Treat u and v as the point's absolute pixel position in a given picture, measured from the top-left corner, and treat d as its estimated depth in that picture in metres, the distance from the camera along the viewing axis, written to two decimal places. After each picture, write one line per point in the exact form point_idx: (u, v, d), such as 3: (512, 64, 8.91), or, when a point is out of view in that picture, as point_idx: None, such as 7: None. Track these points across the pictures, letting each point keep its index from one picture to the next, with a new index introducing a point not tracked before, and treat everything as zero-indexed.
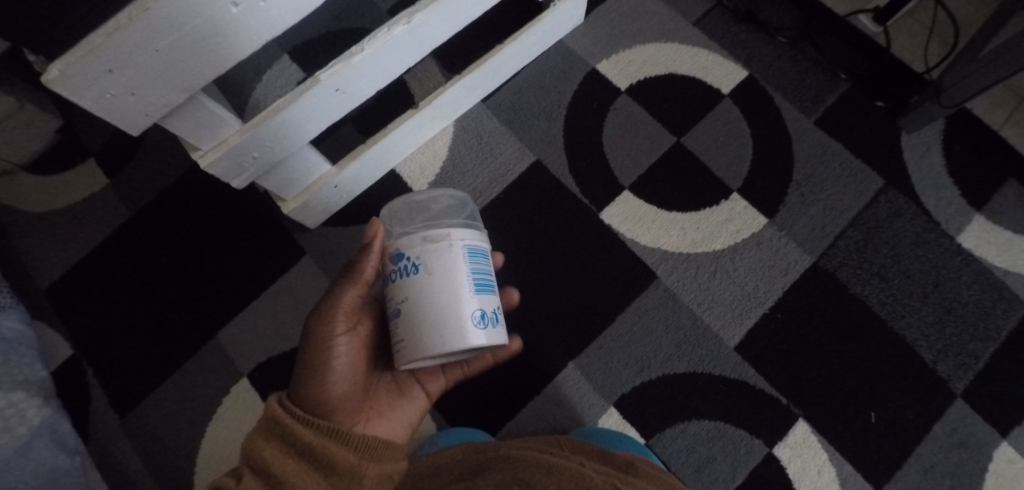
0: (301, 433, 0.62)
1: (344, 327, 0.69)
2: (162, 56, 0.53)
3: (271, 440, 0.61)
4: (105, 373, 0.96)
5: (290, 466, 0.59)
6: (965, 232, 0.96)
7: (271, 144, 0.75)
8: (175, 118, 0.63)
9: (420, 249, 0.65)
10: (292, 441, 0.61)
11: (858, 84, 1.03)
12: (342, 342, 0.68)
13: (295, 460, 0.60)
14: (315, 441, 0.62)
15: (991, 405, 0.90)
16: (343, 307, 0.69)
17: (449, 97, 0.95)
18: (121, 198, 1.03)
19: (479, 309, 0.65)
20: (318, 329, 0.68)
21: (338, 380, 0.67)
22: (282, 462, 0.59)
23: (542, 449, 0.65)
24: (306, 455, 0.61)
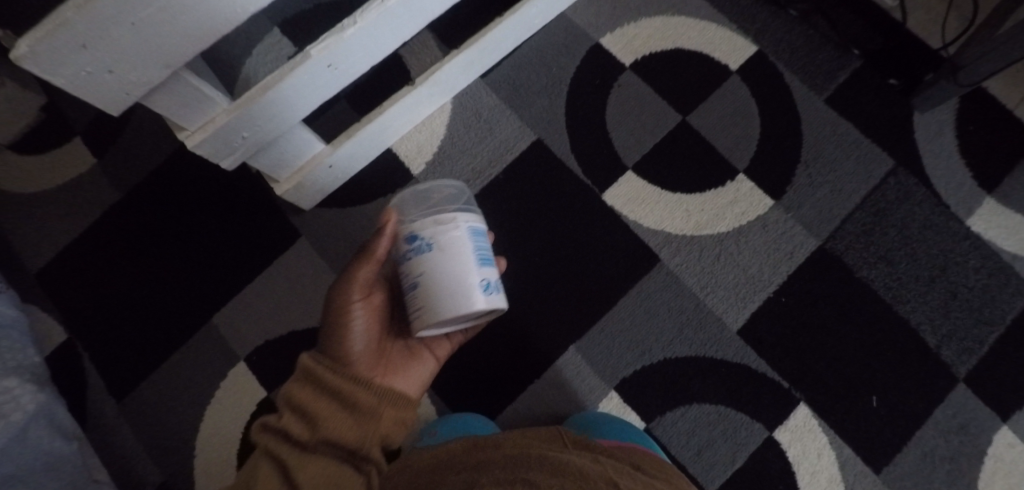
0: (329, 379, 0.63)
1: (362, 293, 0.69)
2: (140, 30, 0.50)
3: (303, 385, 0.63)
4: (101, 357, 0.95)
5: (319, 409, 0.61)
6: (975, 215, 0.94)
7: (261, 123, 0.72)
8: (159, 97, 0.60)
9: (433, 229, 0.64)
10: (322, 386, 0.63)
11: (870, 60, 1.00)
12: (360, 306, 0.69)
13: (324, 403, 0.62)
14: (341, 387, 0.63)
15: (993, 390, 0.90)
16: (360, 275, 0.68)
17: (447, 72, 0.92)
18: (111, 178, 1.00)
19: (490, 280, 0.66)
20: (339, 294, 0.68)
21: (360, 340, 0.68)
22: (312, 404, 0.62)
23: (542, 439, 0.65)
24: (335, 398, 0.63)
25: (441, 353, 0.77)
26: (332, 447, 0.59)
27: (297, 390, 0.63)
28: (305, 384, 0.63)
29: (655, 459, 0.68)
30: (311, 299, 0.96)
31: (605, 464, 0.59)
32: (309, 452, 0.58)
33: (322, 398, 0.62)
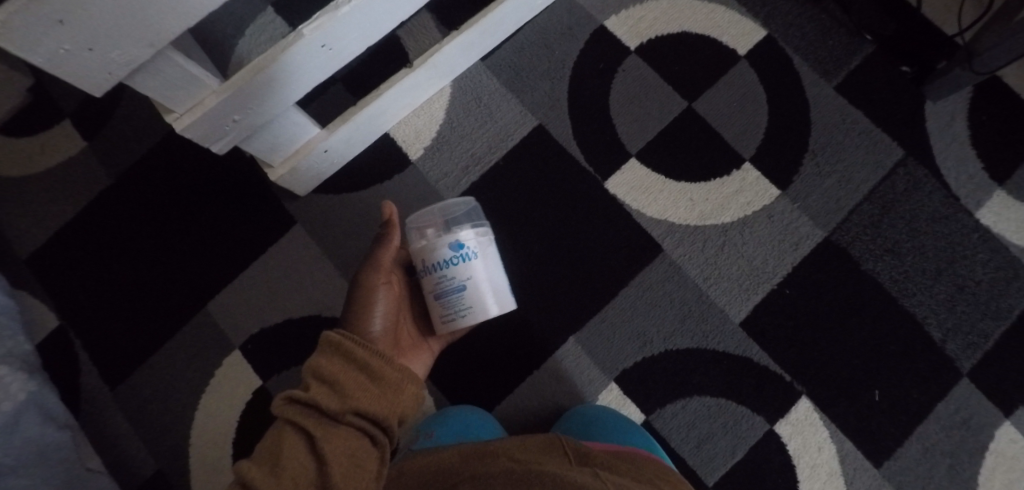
0: (357, 349, 0.60)
1: (385, 276, 0.71)
2: (120, 5, 0.48)
3: (330, 355, 0.60)
4: (94, 344, 0.93)
5: (348, 379, 0.58)
6: (985, 208, 0.92)
7: (253, 106, 0.69)
8: (144, 78, 0.58)
9: (474, 237, 0.68)
10: (350, 356, 0.60)
11: (883, 46, 0.97)
12: (383, 287, 0.71)
13: (350, 376, 0.59)
14: (371, 358, 0.60)
15: (997, 385, 0.89)
16: (384, 256, 0.71)
17: (447, 54, 0.89)
18: (101, 162, 0.97)
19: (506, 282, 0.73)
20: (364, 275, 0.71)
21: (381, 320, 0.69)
22: (340, 375, 0.58)
23: (548, 447, 0.64)
24: (363, 369, 0.60)
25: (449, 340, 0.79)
26: (360, 418, 0.57)
27: (323, 360, 0.59)
28: (333, 354, 0.60)
29: (656, 466, 0.67)
30: (307, 287, 0.94)
31: (605, 476, 0.57)
32: (337, 423, 0.56)
33: (349, 369, 0.59)
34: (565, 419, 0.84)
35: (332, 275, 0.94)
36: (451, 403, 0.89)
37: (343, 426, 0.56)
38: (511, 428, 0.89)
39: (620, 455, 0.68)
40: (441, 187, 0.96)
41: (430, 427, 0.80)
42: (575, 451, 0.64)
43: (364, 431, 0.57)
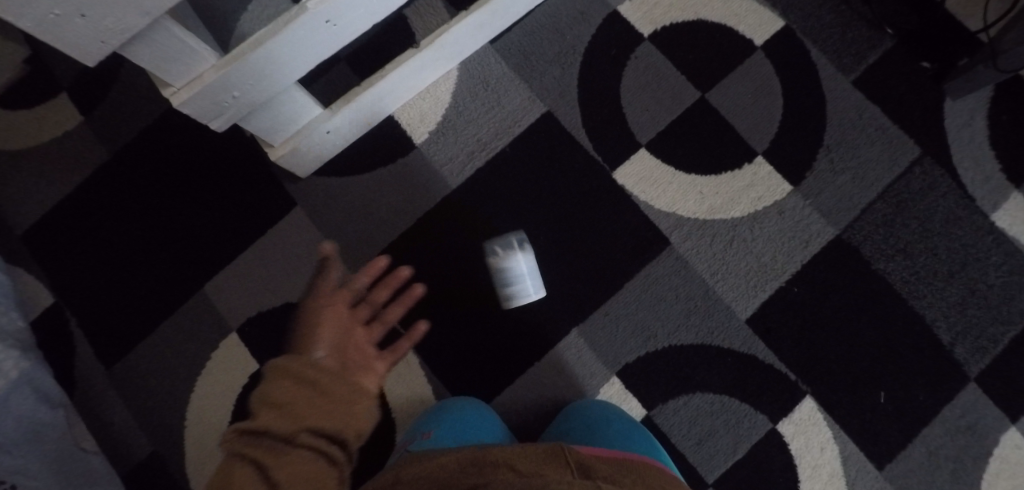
0: (308, 368, 0.55)
1: (332, 300, 0.62)
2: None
3: (279, 377, 0.54)
4: (90, 323, 0.92)
5: (300, 399, 0.53)
6: (1001, 210, 0.90)
7: (253, 82, 0.67)
8: (139, 49, 0.56)
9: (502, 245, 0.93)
10: (301, 377, 0.54)
11: (904, 40, 0.95)
12: (327, 313, 0.61)
13: (299, 397, 0.53)
14: (323, 375, 0.55)
15: (1004, 391, 0.87)
16: (331, 276, 0.63)
17: (455, 35, 0.86)
18: (99, 137, 0.95)
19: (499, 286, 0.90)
20: (308, 302, 0.62)
21: (326, 344, 0.58)
22: (291, 396, 0.53)
23: (549, 458, 0.63)
24: (316, 388, 0.54)
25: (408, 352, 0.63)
26: (316, 436, 0.52)
27: (271, 385, 0.54)
28: (281, 378, 0.54)
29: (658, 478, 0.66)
30: (306, 271, 0.92)
31: None
32: (291, 446, 0.51)
33: (301, 387, 0.54)
34: (558, 422, 0.83)
35: None
36: (450, 393, 0.88)
37: (297, 447, 0.51)
38: (510, 420, 0.88)
39: (622, 465, 0.67)
40: (445, 173, 0.93)
41: (427, 427, 0.79)
42: (576, 461, 0.64)
43: (321, 451, 0.52)
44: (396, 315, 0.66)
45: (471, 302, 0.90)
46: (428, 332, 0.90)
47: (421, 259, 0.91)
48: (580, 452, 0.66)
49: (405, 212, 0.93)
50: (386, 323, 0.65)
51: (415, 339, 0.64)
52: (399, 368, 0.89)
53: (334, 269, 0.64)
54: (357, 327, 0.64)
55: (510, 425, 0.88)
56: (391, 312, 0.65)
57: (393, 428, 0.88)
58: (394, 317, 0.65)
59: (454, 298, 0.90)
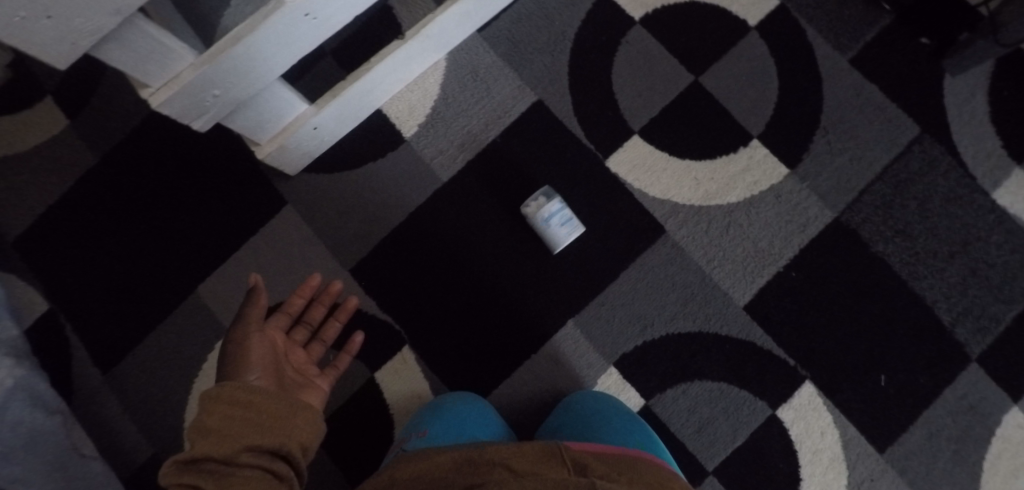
0: (241, 392, 0.58)
1: (259, 328, 0.70)
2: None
3: (214, 405, 0.56)
4: (85, 328, 0.92)
5: (237, 423, 0.55)
6: (1002, 188, 0.89)
7: (234, 80, 0.66)
8: (112, 50, 0.55)
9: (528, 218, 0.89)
10: (236, 400, 0.57)
11: (901, 16, 0.92)
12: (258, 339, 0.68)
13: (237, 419, 0.55)
14: (256, 397, 0.58)
15: (1006, 370, 0.87)
16: (259, 307, 0.70)
17: (441, 25, 0.84)
18: (86, 140, 0.94)
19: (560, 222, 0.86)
20: (236, 330, 0.68)
21: (262, 368, 0.65)
22: (227, 421, 0.55)
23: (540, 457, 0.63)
24: (251, 409, 0.57)
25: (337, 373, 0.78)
26: (257, 454, 0.54)
27: (207, 415, 0.55)
28: (216, 404, 0.56)
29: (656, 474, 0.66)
30: (299, 269, 0.91)
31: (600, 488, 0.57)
32: (233, 466, 0.52)
33: (239, 409, 0.56)
34: (556, 417, 0.83)
35: (325, 257, 0.92)
36: (447, 389, 0.88)
37: (242, 467, 0.52)
38: (508, 413, 0.88)
39: (618, 463, 0.66)
40: (436, 166, 0.92)
41: (424, 425, 0.79)
42: (573, 460, 0.63)
43: (265, 469, 0.54)
44: (335, 331, 0.83)
45: (465, 296, 0.90)
46: (422, 328, 0.90)
47: (413, 254, 0.91)
48: (573, 449, 0.66)
49: (396, 207, 0.92)
50: (323, 341, 0.82)
51: (351, 351, 0.82)
52: (395, 365, 0.89)
53: (262, 302, 0.70)
54: (291, 350, 0.76)
55: (508, 418, 0.88)
56: (328, 329, 0.83)
57: (390, 424, 0.88)
58: (331, 333, 0.83)
59: (454, 290, 0.90)
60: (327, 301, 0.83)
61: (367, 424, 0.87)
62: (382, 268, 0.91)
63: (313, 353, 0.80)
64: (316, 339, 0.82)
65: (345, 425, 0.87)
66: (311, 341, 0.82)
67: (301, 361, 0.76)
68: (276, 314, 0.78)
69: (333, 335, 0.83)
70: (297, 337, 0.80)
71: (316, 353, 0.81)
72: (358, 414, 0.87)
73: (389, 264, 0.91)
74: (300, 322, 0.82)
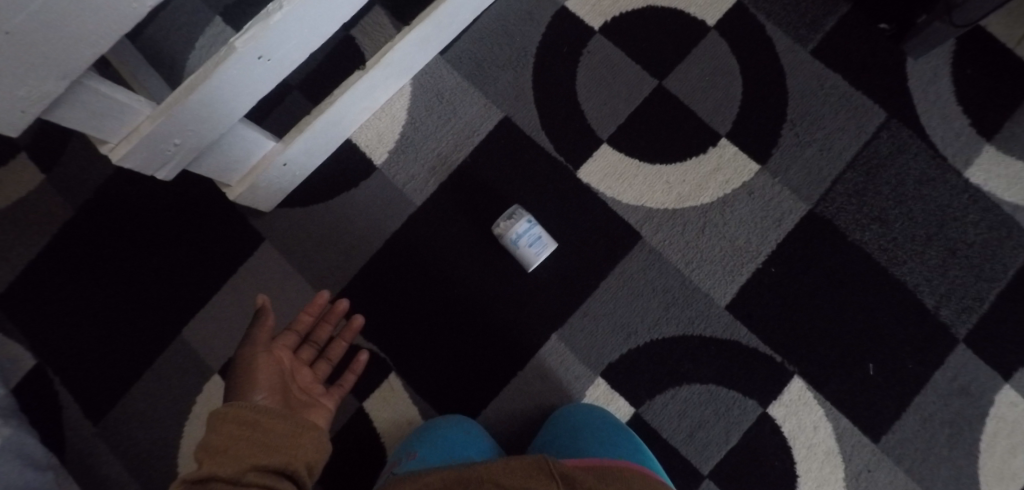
0: (249, 412, 0.59)
1: (266, 348, 0.72)
2: (15, 37, 0.45)
3: (222, 424, 0.57)
4: (73, 381, 0.92)
5: (244, 442, 0.56)
6: (974, 166, 0.89)
7: (194, 128, 0.66)
8: (64, 112, 0.55)
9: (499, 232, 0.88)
10: (243, 420, 0.58)
11: (859, 4, 0.93)
12: (264, 359, 0.71)
13: (243, 438, 0.56)
14: (263, 417, 0.59)
15: (994, 349, 0.86)
16: (265, 328, 0.72)
17: (401, 52, 0.85)
18: (60, 193, 0.94)
19: (528, 242, 0.86)
20: (244, 351, 0.71)
21: (268, 387, 0.68)
22: (235, 441, 0.56)
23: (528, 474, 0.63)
24: (257, 429, 0.58)
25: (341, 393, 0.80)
26: (262, 473, 0.54)
27: (214, 435, 0.56)
28: (224, 423, 0.57)
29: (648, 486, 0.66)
30: (281, 304, 0.91)
31: None
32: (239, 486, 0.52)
33: (245, 429, 0.57)
34: (545, 432, 0.83)
35: (306, 290, 0.92)
36: (438, 412, 0.88)
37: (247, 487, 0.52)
38: (498, 432, 0.88)
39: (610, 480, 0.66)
40: (409, 191, 0.93)
41: (414, 447, 0.79)
42: (562, 473, 0.63)
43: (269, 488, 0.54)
44: (341, 350, 0.84)
45: (448, 317, 0.90)
46: (409, 352, 0.90)
47: (394, 279, 0.91)
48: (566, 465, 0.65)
49: (373, 235, 0.92)
50: (330, 360, 0.84)
51: (355, 371, 0.84)
52: (383, 393, 0.89)
53: (268, 323, 0.72)
54: (299, 369, 0.78)
55: (500, 437, 0.88)
56: (335, 348, 0.84)
57: (383, 452, 0.88)
58: (337, 352, 0.84)
59: (444, 308, 0.90)
60: (334, 319, 0.84)
61: (359, 455, 0.87)
62: (364, 296, 0.91)
63: (319, 371, 0.82)
64: (322, 358, 0.83)
65: (337, 458, 0.87)
66: (318, 359, 0.83)
67: (307, 380, 0.77)
68: (284, 334, 0.80)
69: (339, 353, 0.84)
70: (304, 355, 0.81)
71: (322, 371, 0.82)
72: (350, 445, 0.87)
73: (370, 291, 0.91)
74: (307, 341, 0.83)
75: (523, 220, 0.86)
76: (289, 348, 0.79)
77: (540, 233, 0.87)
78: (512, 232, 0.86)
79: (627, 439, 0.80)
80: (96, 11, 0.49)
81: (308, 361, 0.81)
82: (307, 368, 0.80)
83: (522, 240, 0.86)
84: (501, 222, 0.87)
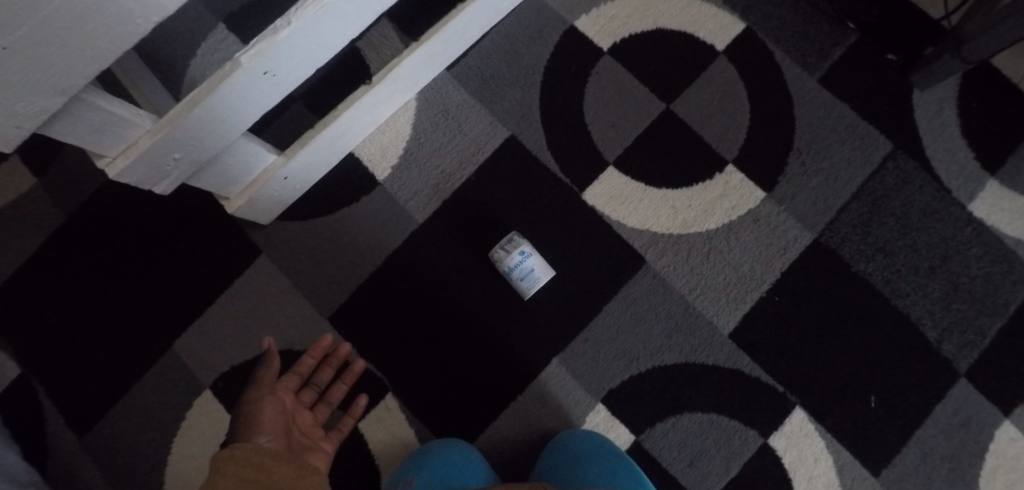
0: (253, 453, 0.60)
1: (271, 390, 0.80)
2: (15, 53, 0.44)
3: (227, 464, 0.58)
4: (59, 394, 0.88)
5: (249, 483, 0.57)
6: (978, 200, 0.89)
7: (195, 143, 0.64)
8: (62, 126, 0.53)
9: (499, 255, 0.86)
10: (248, 462, 0.59)
11: (867, 34, 0.93)
12: (269, 402, 0.78)
13: (249, 478, 0.57)
14: (268, 459, 0.60)
15: (995, 384, 0.86)
16: (270, 370, 0.81)
17: (408, 68, 0.83)
18: (52, 198, 0.91)
19: (522, 275, 0.86)
20: (251, 392, 0.79)
21: (271, 429, 0.74)
22: (241, 481, 0.56)
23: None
24: (260, 471, 0.59)
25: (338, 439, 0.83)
26: None
27: (219, 476, 0.56)
28: (228, 464, 0.58)
29: None
30: (277, 320, 0.89)
31: None
32: None
33: (248, 468, 0.58)
34: (544, 459, 0.82)
35: (303, 306, 0.90)
36: (435, 436, 0.86)
37: None
38: (496, 457, 0.86)
39: None
40: (411, 208, 0.91)
41: (410, 474, 0.77)
42: None
43: None
44: (341, 393, 0.86)
45: (448, 336, 0.88)
46: (405, 372, 0.88)
47: (393, 296, 0.89)
48: None
49: (373, 251, 0.90)
50: (330, 403, 0.85)
51: (355, 414, 0.85)
52: (379, 414, 0.87)
53: (273, 365, 0.81)
54: (299, 413, 0.82)
55: (497, 461, 0.86)
56: (335, 391, 0.86)
57: (377, 475, 0.86)
58: (338, 395, 0.86)
59: (441, 333, 0.88)
60: (336, 362, 0.86)
61: (354, 477, 0.85)
62: (361, 313, 0.89)
63: (319, 415, 0.84)
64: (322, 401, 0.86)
65: (332, 480, 0.85)
66: (318, 402, 0.85)
67: (307, 424, 0.82)
68: (287, 375, 0.84)
69: (340, 396, 0.86)
70: (304, 398, 0.84)
71: (323, 414, 0.84)
72: (344, 467, 0.86)
73: (368, 311, 0.89)
74: (309, 383, 0.86)
75: (516, 254, 0.85)
76: (291, 391, 0.83)
77: (533, 266, 0.86)
78: (512, 263, 0.85)
79: (627, 471, 0.78)
80: (100, 27, 0.47)
81: (308, 404, 0.85)
82: (307, 411, 0.83)
83: (519, 272, 0.85)
84: (496, 249, 0.87)
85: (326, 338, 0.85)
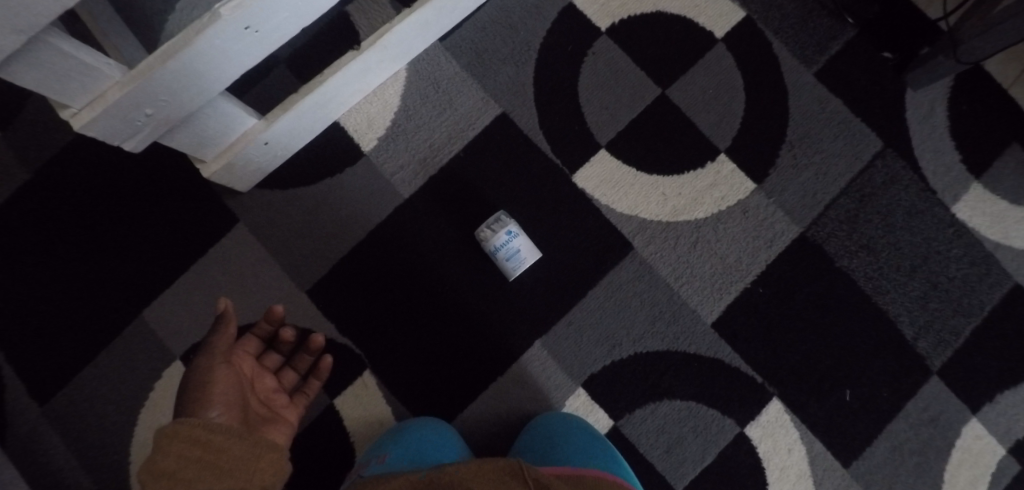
0: (201, 431, 0.57)
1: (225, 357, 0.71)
2: None
3: (170, 443, 0.55)
4: (20, 358, 0.85)
5: (192, 466, 0.55)
6: (961, 202, 0.90)
7: (169, 98, 0.60)
8: (20, 67, 0.49)
9: (488, 233, 0.84)
10: (196, 441, 0.56)
11: (865, 30, 0.92)
12: (224, 372, 0.69)
13: (190, 460, 0.55)
14: (217, 438, 0.58)
15: (965, 382, 0.88)
16: (225, 337, 0.70)
17: (399, 36, 0.80)
18: (17, 153, 0.86)
19: (506, 257, 0.84)
20: (202, 359, 0.69)
21: (227, 402, 0.68)
22: (185, 463, 0.55)
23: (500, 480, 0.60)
24: (207, 452, 0.57)
25: (299, 407, 0.79)
26: None
27: (162, 455, 0.54)
28: (171, 443, 0.55)
29: None
30: (252, 291, 0.86)
31: None
32: None
33: (194, 450, 0.56)
34: (523, 438, 0.81)
35: (280, 277, 0.87)
36: (412, 414, 0.85)
37: None
38: (474, 437, 0.86)
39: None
40: (396, 182, 0.88)
41: (382, 450, 0.76)
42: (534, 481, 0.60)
43: None
44: (306, 362, 0.82)
45: (429, 315, 0.87)
46: (385, 349, 0.86)
47: (376, 272, 0.87)
48: (540, 472, 0.62)
49: (356, 224, 0.88)
50: (295, 369, 0.82)
51: (321, 377, 0.82)
52: (356, 390, 0.85)
53: (229, 331, 0.70)
54: (260, 378, 0.77)
55: (473, 442, 0.86)
56: (300, 360, 0.82)
57: (352, 450, 0.84)
58: (303, 363, 0.82)
59: (422, 311, 0.87)
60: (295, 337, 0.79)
61: (328, 452, 0.84)
62: (339, 288, 0.87)
63: (285, 381, 0.81)
64: (287, 366, 0.82)
65: (304, 454, 0.84)
66: (284, 367, 0.82)
67: (269, 391, 0.78)
68: (247, 338, 0.79)
69: (305, 365, 0.83)
70: (268, 363, 0.80)
71: (288, 380, 0.81)
72: (318, 442, 0.84)
73: (349, 287, 0.87)
74: (271, 348, 0.82)
75: (502, 233, 0.83)
76: (251, 355, 0.78)
77: (520, 247, 0.84)
78: (500, 241, 0.83)
79: (605, 452, 0.78)
80: None
81: (272, 369, 0.81)
82: (270, 376, 0.79)
83: (507, 248, 0.83)
84: (483, 228, 0.85)
85: (279, 309, 0.76)
